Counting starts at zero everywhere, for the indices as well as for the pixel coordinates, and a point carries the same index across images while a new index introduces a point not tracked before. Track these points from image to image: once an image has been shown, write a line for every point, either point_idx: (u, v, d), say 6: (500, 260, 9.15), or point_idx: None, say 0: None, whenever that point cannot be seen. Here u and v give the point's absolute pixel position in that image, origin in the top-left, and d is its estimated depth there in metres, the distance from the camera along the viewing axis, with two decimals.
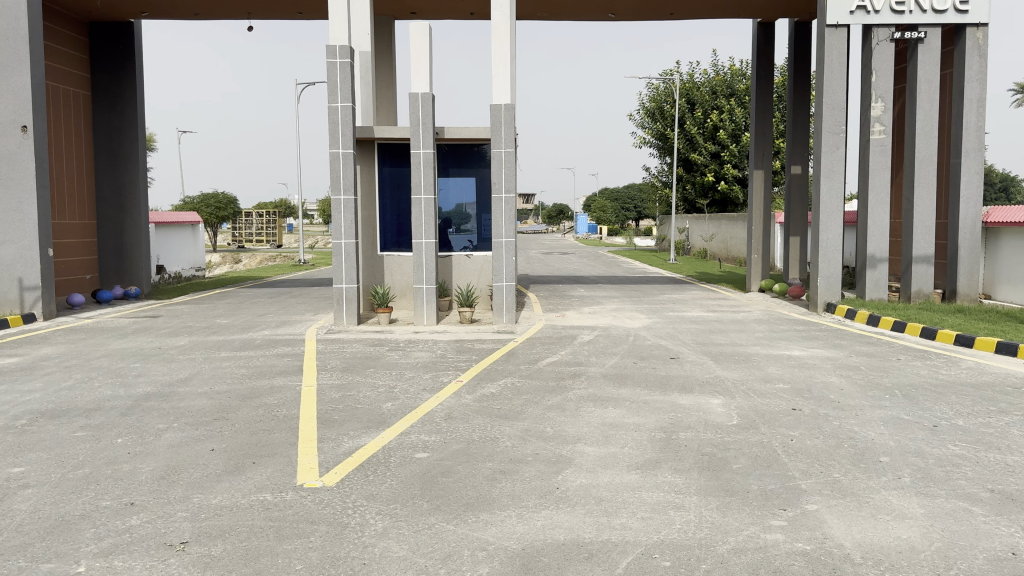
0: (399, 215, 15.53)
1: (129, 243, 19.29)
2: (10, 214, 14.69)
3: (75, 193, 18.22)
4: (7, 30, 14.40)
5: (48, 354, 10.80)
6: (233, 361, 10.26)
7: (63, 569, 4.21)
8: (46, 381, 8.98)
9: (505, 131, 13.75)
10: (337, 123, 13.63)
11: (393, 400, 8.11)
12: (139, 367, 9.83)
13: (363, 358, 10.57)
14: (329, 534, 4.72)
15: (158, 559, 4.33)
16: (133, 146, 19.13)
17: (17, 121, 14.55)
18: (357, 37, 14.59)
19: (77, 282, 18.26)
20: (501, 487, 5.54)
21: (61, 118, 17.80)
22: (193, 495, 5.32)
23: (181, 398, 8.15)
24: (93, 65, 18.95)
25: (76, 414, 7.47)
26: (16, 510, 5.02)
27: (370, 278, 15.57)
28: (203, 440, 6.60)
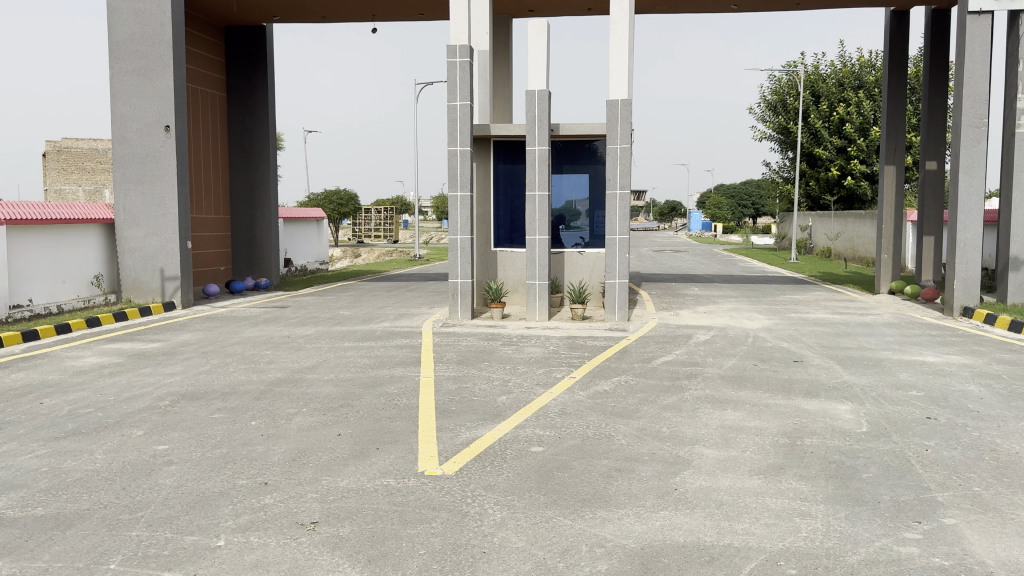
0: (512, 212, 15.64)
1: (260, 237, 20.32)
2: (155, 209, 15.76)
3: (212, 189, 19.36)
4: (153, 36, 15.45)
5: (187, 340, 11.52)
6: (356, 351, 10.65)
7: (205, 542, 4.48)
8: (187, 365, 9.58)
9: (621, 127, 13.62)
10: (456, 122, 13.88)
11: (507, 393, 8.19)
12: (270, 354, 10.35)
13: (478, 352, 10.72)
14: (450, 521, 4.81)
15: (290, 537, 4.54)
16: (264, 144, 20.09)
17: (161, 121, 15.53)
18: (476, 36, 14.77)
19: (212, 273, 19.40)
20: (618, 484, 5.49)
21: (200, 119, 18.93)
22: (321, 476, 5.56)
23: (308, 384, 8.51)
24: (230, 68, 20.05)
25: (214, 396, 7.94)
26: (163, 485, 5.38)
27: (484, 274, 15.83)
28: (330, 426, 6.87)
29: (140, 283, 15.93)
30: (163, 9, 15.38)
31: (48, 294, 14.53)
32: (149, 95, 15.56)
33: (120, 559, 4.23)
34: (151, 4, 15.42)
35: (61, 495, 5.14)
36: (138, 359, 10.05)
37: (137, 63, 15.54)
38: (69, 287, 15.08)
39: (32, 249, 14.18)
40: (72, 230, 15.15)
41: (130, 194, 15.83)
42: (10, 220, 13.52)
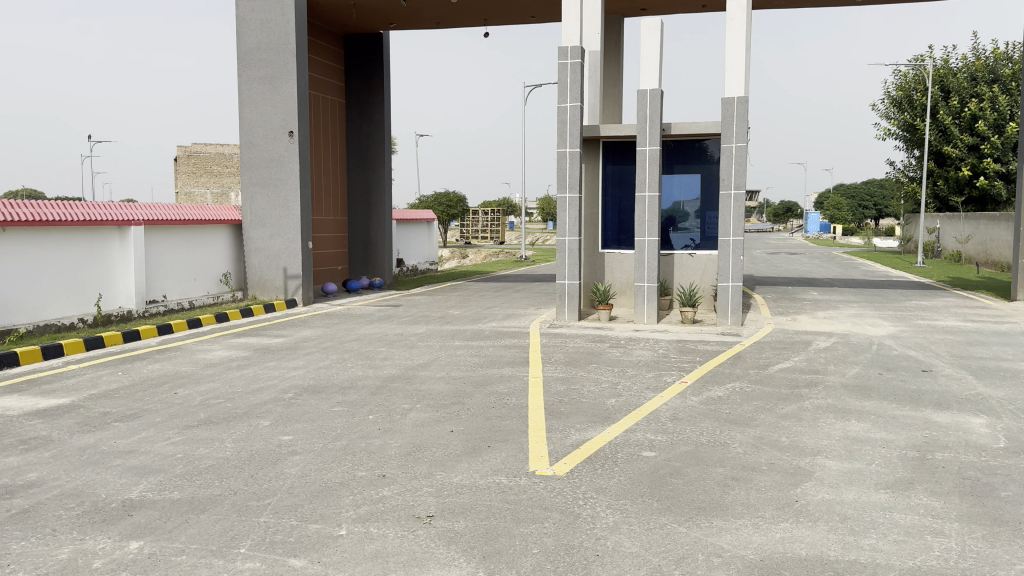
0: (621, 213, 15.49)
1: (375, 238, 20.96)
2: (279, 210, 16.50)
3: (330, 192, 20.11)
4: (279, 46, 16.17)
5: (308, 336, 12.01)
6: (466, 350, 10.82)
7: (328, 530, 4.65)
8: (308, 359, 10.00)
9: (737, 125, 13.29)
10: (566, 123, 13.89)
11: (617, 396, 8.13)
12: (385, 351, 10.66)
13: (586, 354, 10.69)
14: (562, 522, 4.81)
15: (408, 530, 4.66)
16: (380, 148, 20.71)
17: (285, 127, 16.23)
18: (587, 36, 14.73)
19: (330, 273, 20.16)
20: (734, 494, 5.35)
21: (321, 125, 19.70)
22: (436, 471, 5.67)
23: (421, 381, 8.72)
24: (349, 74, 20.78)
25: (334, 390, 8.25)
26: (288, 473, 5.62)
27: (591, 275, 15.76)
28: (443, 422, 7.01)
29: (265, 280, 16.75)
30: (287, 19, 16.07)
31: (181, 290, 15.46)
32: (274, 102, 16.30)
33: (250, 543, 4.45)
34: (276, 14, 16.14)
35: (195, 480, 5.46)
36: (263, 353, 10.54)
37: (264, 71, 16.33)
38: (200, 284, 16.00)
39: (167, 248, 15.10)
40: (202, 230, 16.05)
41: (256, 196, 16.66)
42: (148, 220, 14.44)
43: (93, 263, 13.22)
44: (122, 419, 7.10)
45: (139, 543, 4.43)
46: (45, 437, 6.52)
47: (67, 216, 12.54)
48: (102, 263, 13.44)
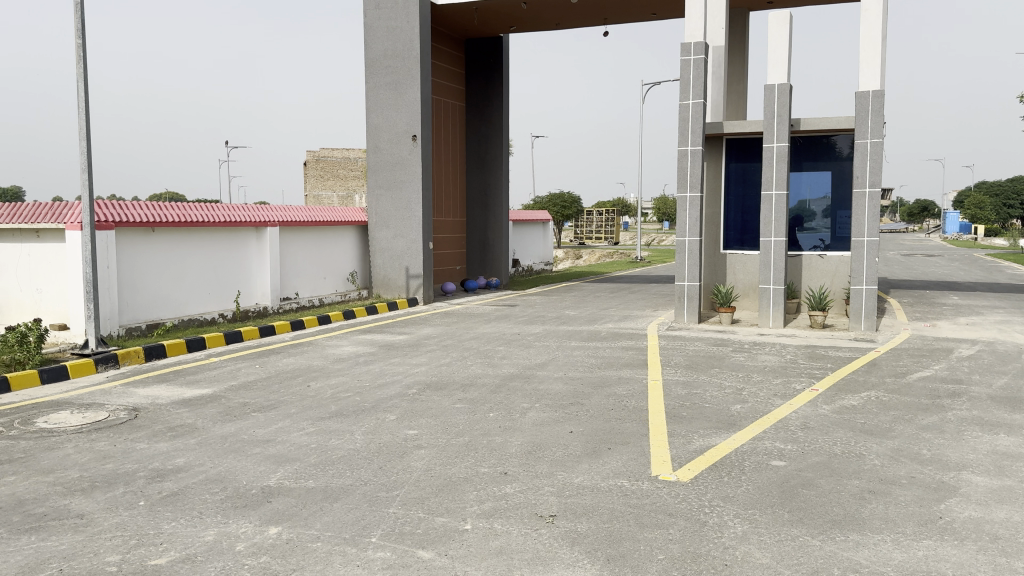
0: (744, 213, 15.05)
1: (492, 238, 21.24)
2: (402, 211, 16.98)
3: (450, 193, 20.53)
4: (404, 52, 16.64)
5: (428, 334, 12.30)
6: (583, 351, 10.79)
7: (453, 524, 4.73)
8: (430, 357, 10.24)
9: (872, 120, 12.64)
10: (688, 120, 13.62)
11: (742, 403, 7.89)
12: (503, 350, 10.77)
13: (707, 357, 10.45)
14: (688, 529, 4.72)
15: (531, 528, 4.68)
16: (498, 150, 20.94)
17: (409, 131, 16.67)
18: (711, 32, 14.39)
19: (449, 273, 20.58)
20: (872, 508, 5.09)
21: (442, 128, 20.14)
22: (557, 471, 5.68)
23: (540, 381, 8.76)
24: (470, 78, 21.14)
25: (455, 387, 8.40)
26: (414, 466, 5.77)
27: (712, 277, 15.39)
28: (563, 422, 7.01)
29: (388, 280, 17.28)
30: (412, 25, 16.52)
31: (312, 288, 16.18)
32: (399, 107, 16.77)
33: (381, 533, 4.59)
34: (402, 22, 16.61)
35: (328, 470, 5.69)
36: (387, 349, 10.88)
37: (389, 78, 16.84)
38: (329, 282, 16.70)
39: (300, 248, 15.84)
40: (331, 231, 16.73)
41: (381, 198, 17.23)
42: (282, 222, 15.17)
43: (232, 261, 14.01)
44: (259, 409, 7.50)
45: (277, 528, 4.66)
46: (191, 424, 6.97)
47: (209, 218, 13.35)
48: (240, 261, 14.24)
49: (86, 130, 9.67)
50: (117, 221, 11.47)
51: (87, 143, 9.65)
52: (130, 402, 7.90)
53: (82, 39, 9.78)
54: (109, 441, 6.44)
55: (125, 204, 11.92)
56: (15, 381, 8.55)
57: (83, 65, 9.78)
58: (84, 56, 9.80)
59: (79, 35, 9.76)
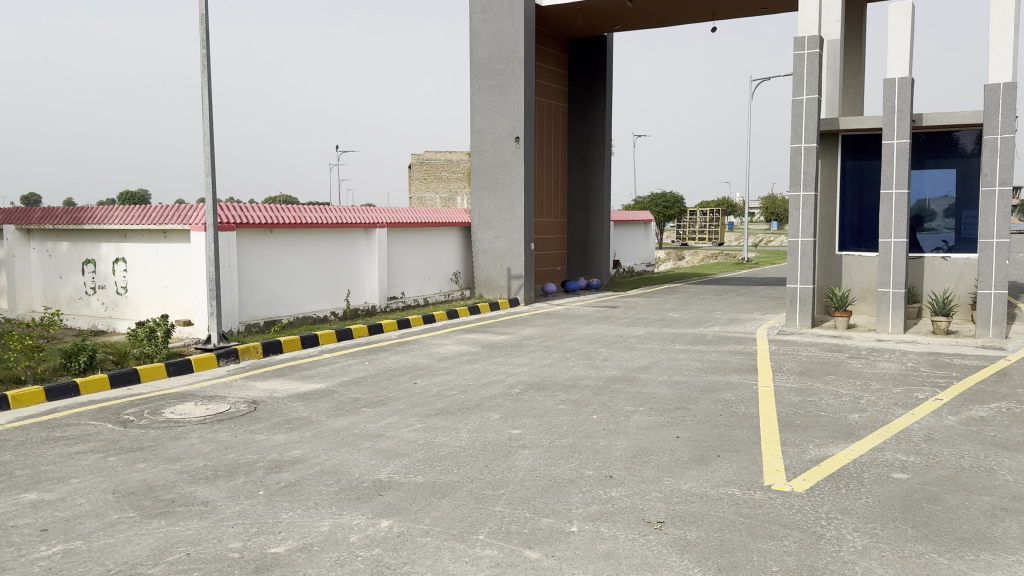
0: (861, 212, 14.43)
1: (594, 239, 21.15)
2: (505, 213, 17.12)
3: (553, 194, 20.55)
4: (508, 54, 16.76)
5: (530, 334, 12.34)
6: (688, 354, 10.59)
7: (559, 526, 4.72)
8: (532, 357, 10.27)
9: (1003, 114, 11.87)
10: (801, 117, 13.16)
11: (859, 411, 7.55)
12: (606, 352, 10.69)
13: (821, 363, 10.05)
14: (804, 541, 4.55)
15: (638, 534, 4.62)
16: (601, 150, 20.82)
17: (512, 133, 16.79)
18: (826, 25, 13.86)
19: (550, 273, 20.62)
20: (1005, 526, 4.76)
21: (545, 129, 20.19)
22: (664, 477, 5.59)
23: (644, 384, 8.64)
24: (573, 78, 21.12)
25: (558, 388, 8.40)
26: (519, 466, 5.80)
27: (826, 279, 14.81)
28: (669, 427, 6.89)
29: (491, 280, 17.45)
30: (517, 28, 16.62)
31: (417, 288, 16.53)
32: (503, 109, 16.92)
33: (488, 531, 4.63)
34: (507, 24, 16.75)
35: (435, 466, 5.78)
36: (491, 349, 10.98)
37: (494, 80, 17.01)
38: (433, 282, 17.02)
39: (406, 248, 16.20)
40: (436, 232, 17.04)
41: (484, 200, 17.42)
42: (390, 223, 15.55)
43: (342, 261, 14.47)
44: (369, 405, 7.71)
45: (388, 522, 4.77)
46: (305, 417, 7.23)
47: (322, 219, 13.83)
48: (349, 261, 14.69)
49: (209, 137, 10.18)
50: (238, 223, 12.04)
51: (210, 148, 10.16)
52: (249, 395, 8.27)
53: (207, 49, 10.30)
54: (230, 432, 6.77)
55: (245, 206, 12.50)
56: (144, 373, 9.11)
57: (207, 74, 10.29)
58: (209, 66, 10.32)
59: (203, 45, 10.28)
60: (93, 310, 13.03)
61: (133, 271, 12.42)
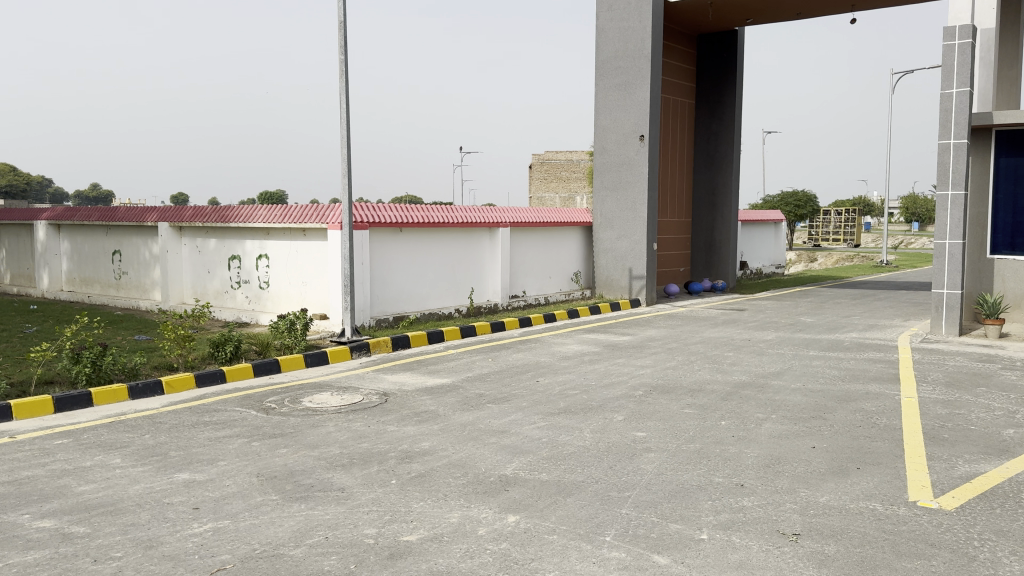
0: (1016, 213, 12.99)
1: (719, 240, 20.62)
2: (628, 212, 16.95)
3: (678, 193, 20.20)
4: (635, 52, 16.57)
5: (654, 336, 12.16)
6: (823, 361, 10.14)
7: (688, 532, 4.63)
8: (657, 359, 10.12)
9: None
10: (950, 111, 12.33)
11: (1016, 427, 7.01)
12: (734, 356, 10.39)
13: (971, 375, 9.39)
14: (954, 563, 4.26)
15: (772, 545, 4.47)
16: (729, 148, 20.26)
17: (637, 131, 16.59)
18: (981, 12, 12.94)
19: (674, 274, 20.28)
20: None
21: (671, 127, 19.85)
22: (799, 488, 5.38)
23: (775, 391, 8.35)
24: (702, 75, 20.65)
25: (684, 392, 8.24)
26: (645, 469, 5.73)
27: (976, 285, 13.87)
28: (804, 437, 6.62)
29: (612, 280, 17.34)
30: (644, 25, 16.40)
31: (539, 287, 16.64)
32: (628, 107, 16.75)
33: (615, 533, 4.60)
34: (634, 22, 16.57)
35: (561, 465, 5.80)
36: (613, 350, 10.89)
37: (619, 79, 16.87)
38: (554, 281, 17.08)
39: (529, 247, 16.33)
40: (558, 232, 17.08)
41: (607, 199, 17.32)
42: (514, 222, 15.68)
43: (467, 260, 14.75)
44: (494, 401, 7.82)
45: (515, 517, 4.82)
46: (433, 411, 7.42)
47: (450, 218, 14.12)
48: (474, 260, 14.95)
49: (347, 139, 10.59)
50: (371, 222, 12.48)
51: (346, 150, 10.56)
52: (380, 387, 8.56)
53: (344, 54, 10.71)
54: (363, 422, 7.03)
55: (377, 205, 12.94)
56: (284, 363, 9.61)
57: (345, 78, 10.71)
58: (346, 70, 10.74)
59: (342, 50, 10.70)
60: (238, 303, 13.86)
61: (274, 266, 13.12)
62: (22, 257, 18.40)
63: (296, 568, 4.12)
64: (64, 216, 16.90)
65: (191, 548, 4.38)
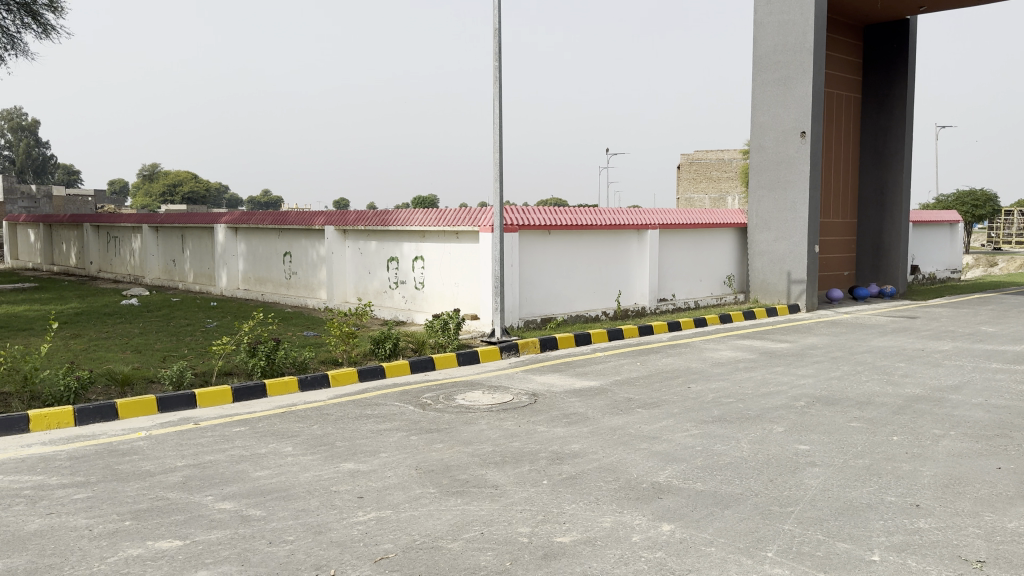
0: None
1: (888, 242, 19.38)
2: (786, 213, 16.26)
3: (841, 193, 19.16)
4: (796, 46, 15.87)
5: (815, 344, 11.58)
6: (1009, 375, 9.27)
7: (858, 553, 4.37)
8: (819, 368, 9.63)
9: None
10: None
11: None
12: (906, 368, 9.70)
13: None
14: None
15: (954, 571, 4.13)
16: (899, 145, 18.98)
17: (798, 128, 15.89)
18: None
19: (836, 278, 19.28)
20: None
21: (834, 124, 18.86)
22: (983, 512, 4.95)
23: (953, 406, 7.73)
24: (868, 67, 19.49)
25: (850, 404, 7.79)
26: (808, 484, 5.46)
27: None
28: (988, 457, 6.09)
29: (768, 284, 16.70)
30: (806, 17, 15.67)
31: (689, 290, 16.29)
32: (788, 103, 16.07)
33: (777, 549, 4.41)
34: (795, 14, 15.86)
35: (717, 475, 5.62)
36: (770, 357, 10.46)
37: (779, 74, 16.22)
38: (705, 285, 16.68)
39: (680, 250, 16.02)
40: (710, 234, 16.64)
41: (763, 199, 16.71)
42: (664, 224, 15.38)
43: (616, 262, 14.67)
44: (645, 405, 7.71)
45: (670, 526, 4.72)
46: (583, 413, 7.40)
47: (599, 220, 14.05)
48: (624, 262, 14.84)
49: (499, 143, 10.78)
50: (521, 224, 12.65)
51: (499, 154, 10.75)
52: (530, 388, 8.66)
53: (498, 61, 10.91)
54: (515, 421, 7.12)
55: (528, 208, 13.08)
56: (438, 361, 9.92)
57: (499, 84, 10.90)
58: (500, 77, 10.93)
59: (495, 57, 10.90)
60: (396, 302, 14.44)
61: (429, 268, 13.57)
62: (204, 258, 20.02)
63: (454, 562, 4.22)
64: (241, 220, 18.26)
65: (356, 536, 4.59)
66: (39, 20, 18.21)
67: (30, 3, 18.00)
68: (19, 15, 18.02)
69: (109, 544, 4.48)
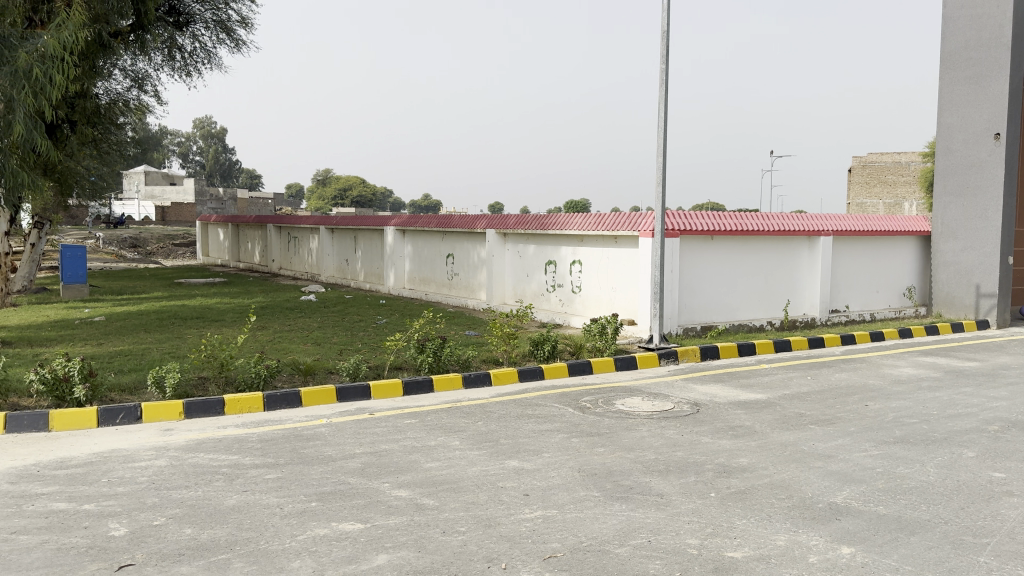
0: None
1: None
2: (976, 221, 15.02)
3: None
4: (991, 40, 14.64)
5: (1008, 364, 10.60)
6: None
7: None
8: (1015, 391, 8.81)
9: None
10: None
11: None
12: None
13: None
14: None
15: None
16: None
17: (991, 129, 14.65)
18: None
19: None
20: None
21: None
22: None
23: None
24: None
25: None
26: (1006, 516, 5.02)
27: None
28: None
29: (953, 298, 15.49)
30: (1004, 9, 14.43)
31: (864, 302, 15.41)
32: (980, 103, 14.85)
33: None
34: (991, 6, 14.64)
35: (900, 500, 5.28)
36: (957, 377, 9.68)
37: (970, 71, 15.03)
38: (882, 296, 15.72)
39: (854, 259, 15.17)
40: (886, 242, 15.66)
41: (950, 206, 15.52)
42: (837, 231, 14.57)
43: (783, 271, 14.10)
44: (817, 422, 7.35)
45: (850, 549, 4.49)
46: (750, 427, 7.17)
47: (766, 226, 13.54)
48: (792, 271, 14.24)
49: (663, 147, 10.65)
50: (683, 229, 12.43)
51: (662, 157, 10.62)
52: (692, 397, 8.49)
53: (666, 64, 10.77)
54: (677, 431, 7.01)
55: (690, 213, 12.83)
56: (596, 365, 9.95)
57: (665, 87, 10.76)
58: (667, 80, 10.79)
59: (663, 60, 10.77)
60: (553, 305, 14.58)
61: (588, 272, 13.61)
62: (374, 258, 21.07)
63: (622, 567, 4.22)
64: (408, 222, 19.07)
65: (525, 532, 4.68)
66: (233, 35, 19.81)
67: (226, 20, 19.61)
68: (216, 31, 19.67)
69: (298, 523, 4.81)
